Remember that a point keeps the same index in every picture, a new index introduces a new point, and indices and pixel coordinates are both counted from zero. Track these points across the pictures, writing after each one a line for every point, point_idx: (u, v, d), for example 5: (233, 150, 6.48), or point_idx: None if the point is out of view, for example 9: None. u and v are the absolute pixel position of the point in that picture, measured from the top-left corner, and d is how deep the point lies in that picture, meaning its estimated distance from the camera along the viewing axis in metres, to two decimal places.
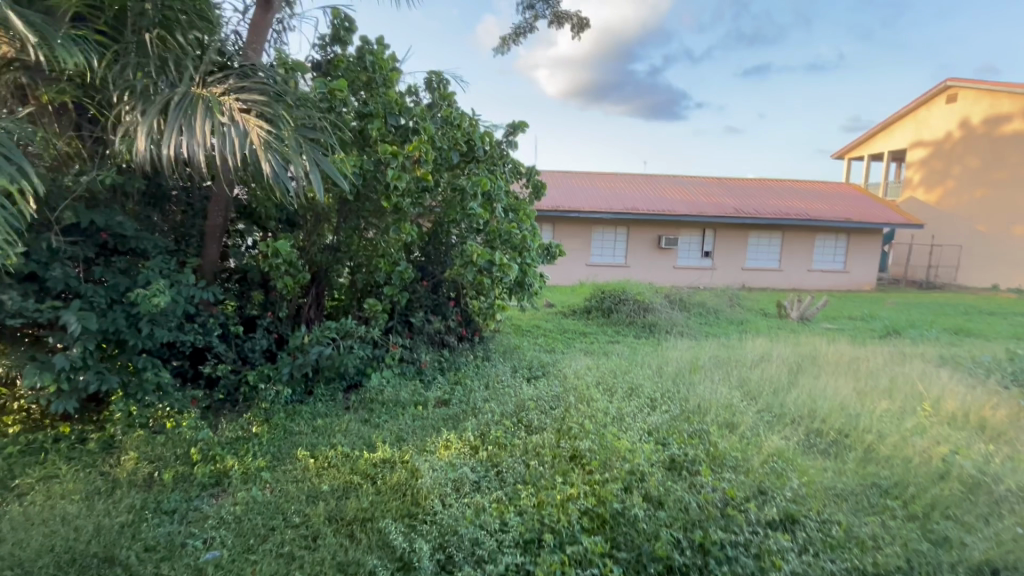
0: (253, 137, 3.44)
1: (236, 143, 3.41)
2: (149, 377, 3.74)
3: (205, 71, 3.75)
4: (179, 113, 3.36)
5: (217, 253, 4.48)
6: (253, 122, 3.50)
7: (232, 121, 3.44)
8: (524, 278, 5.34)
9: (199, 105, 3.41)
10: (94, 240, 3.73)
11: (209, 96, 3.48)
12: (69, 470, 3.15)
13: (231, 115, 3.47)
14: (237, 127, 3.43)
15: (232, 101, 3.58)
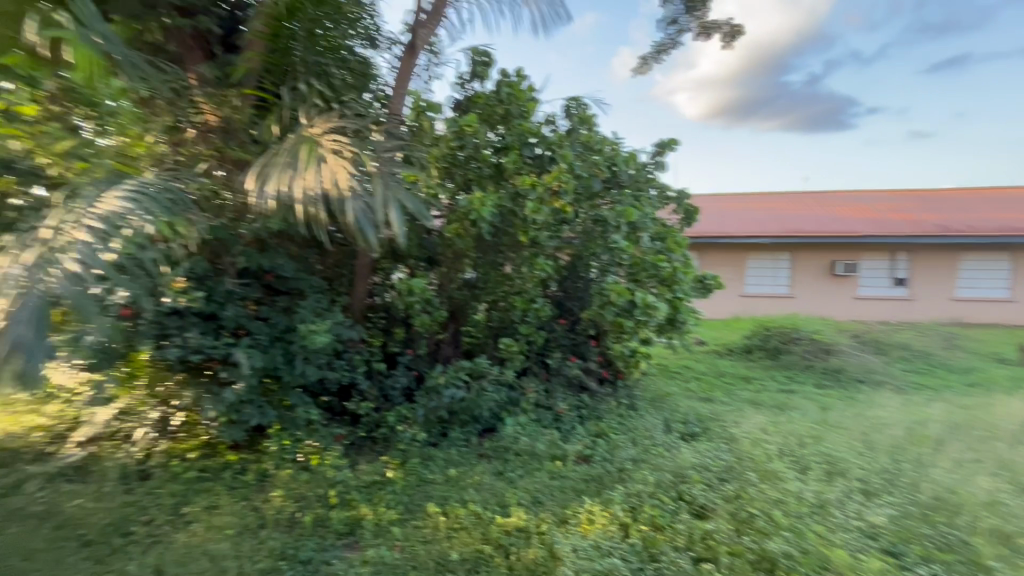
0: (339, 170, 3.35)
1: (324, 176, 3.32)
2: (299, 413, 4.01)
3: (329, 111, 3.91)
4: (285, 157, 3.45)
5: (364, 291, 4.65)
6: (341, 162, 3.38)
7: (323, 158, 3.38)
8: (676, 314, 4.64)
9: (302, 148, 3.45)
10: (261, 282, 4.09)
11: (311, 138, 3.51)
12: (226, 502, 3.45)
13: (324, 149, 3.43)
14: (326, 162, 3.37)
15: (329, 139, 3.53)
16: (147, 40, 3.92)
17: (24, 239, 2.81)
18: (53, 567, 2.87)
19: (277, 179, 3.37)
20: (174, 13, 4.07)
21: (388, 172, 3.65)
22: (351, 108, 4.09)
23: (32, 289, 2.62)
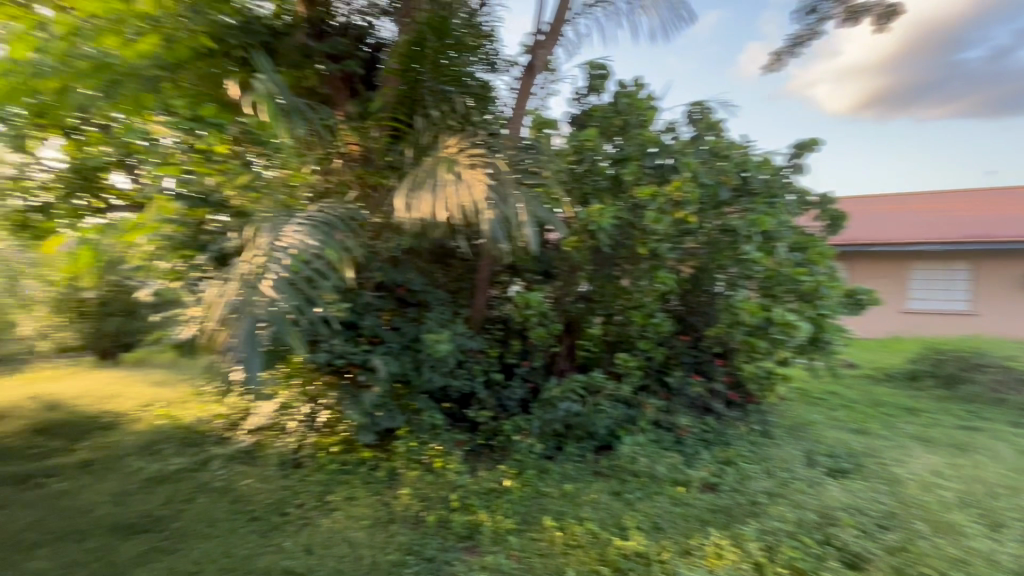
0: (476, 182, 3.54)
1: (461, 190, 3.53)
2: (425, 417, 4.29)
3: (454, 134, 4.18)
4: (425, 178, 3.72)
5: (484, 303, 4.83)
6: (477, 175, 3.58)
7: (460, 174, 3.61)
8: (820, 334, 4.20)
9: (439, 168, 3.72)
10: (393, 295, 4.48)
11: (447, 157, 3.78)
12: (362, 495, 3.80)
13: (460, 166, 3.67)
14: (463, 176, 3.58)
15: (463, 156, 3.78)
16: (306, 86, 4.65)
17: (234, 274, 3.42)
18: (229, 536, 3.49)
19: (418, 196, 3.62)
20: (326, 60, 4.72)
21: (518, 183, 3.83)
22: (471, 129, 4.26)
23: (244, 315, 3.15)
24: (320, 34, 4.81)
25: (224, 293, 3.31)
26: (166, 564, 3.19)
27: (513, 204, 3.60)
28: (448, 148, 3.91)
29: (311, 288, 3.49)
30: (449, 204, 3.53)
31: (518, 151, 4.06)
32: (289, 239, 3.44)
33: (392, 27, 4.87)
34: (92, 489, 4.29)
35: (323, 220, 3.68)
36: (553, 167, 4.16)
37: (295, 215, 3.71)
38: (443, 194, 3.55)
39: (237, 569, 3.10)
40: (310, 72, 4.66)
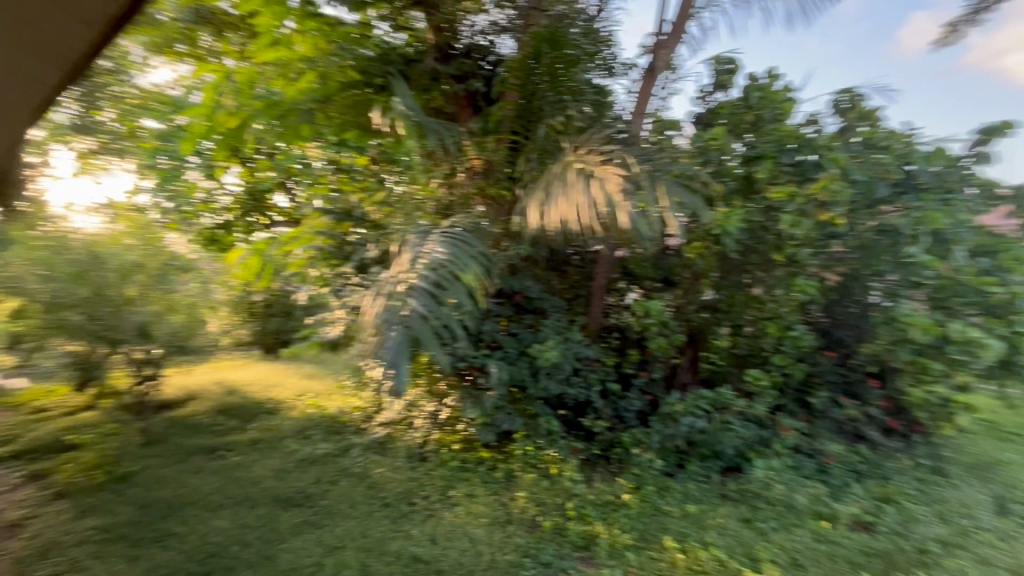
0: (612, 184, 3.56)
1: (599, 195, 3.57)
2: (542, 421, 4.37)
3: (575, 138, 4.14)
4: (557, 187, 3.73)
5: (600, 310, 4.78)
6: (613, 175, 3.61)
7: (595, 177, 3.63)
8: (1014, 353, 3.61)
9: (571, 174, 3.72)
10: (512, 301, 4.61)
11: (577, 162, 3.76)
12: (481, 493, 3.98)
13: (592, 169, 3.68)
14: (598, 180, 3.61)
15: (592, 157, 3.79)
16: (434, 106, 5.02)
17: (383, 288, 3.71)
18: (366, 518, 3.86)
19: (555, 208, 3.67)
20: (452, 81, 5.02)
21: (654, 173, 3.79)
22: (594, 131, 4.17)
23: (396, 329, 3.42)
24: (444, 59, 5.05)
25: (375, 306, 3.59)
26: (314, 537, 3.61)
27: (655, 201, 3.65)
28: (576, 151, 3.92)
29: (445, 290, 3.65)
30: (589, 213, 3.59)
31: (646, 151, 3.97)
32: (433, 255, 3.75)
33: (511, 44, 4.93)
34: (259, 464, 5.01)
35: (463, 238, 3.96)
36: (677, 170, 3.92)
37: (433, 232, 4.01)
38: (581, 202, 3.59)
39: (372, 550, 3.41)
40: (437, 92, 5.00)
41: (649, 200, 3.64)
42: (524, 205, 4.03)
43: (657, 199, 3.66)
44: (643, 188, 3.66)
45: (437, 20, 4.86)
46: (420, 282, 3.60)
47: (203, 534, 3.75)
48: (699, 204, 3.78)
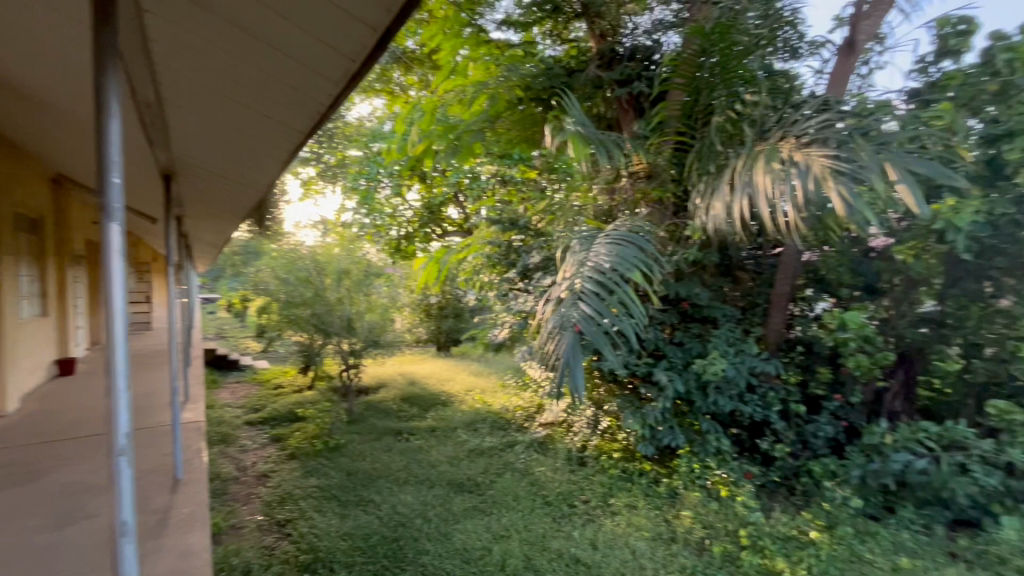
0: (814, 167, 3.09)
1: (794, 182, 3.15)
2: (711, 439, 4.08)
3: (755, 126, 3.74)
4: (742, 179, 3.39)
5: (782, 321, 4.17)
6: (815, 157, 3.14)
7: (792, 161, 3.21)
8: None
9: (759, 161, 3.34)
10: (678, 309, 4.40)
11: (767, 147, 3.39)
12: (644, 505, 3.94)
13: (787, 154, 3.28)
14: (795, 165, 3.19)
15: (787, 144, 3.37)
16: (595, 113, 5.14)
17: (553, 296, 3.87)
18: (529, 513, 4.05)
19: (739, 200, 3.36)
20: (615, 86, 5.00)
21: (877, 149, 3.13)
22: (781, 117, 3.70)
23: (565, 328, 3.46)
24: (607, 66, 5.07)
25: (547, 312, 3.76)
26: (483, 523, 3.91)
27: (879, 178, 2.98)
28: (773, 141, 3.46)
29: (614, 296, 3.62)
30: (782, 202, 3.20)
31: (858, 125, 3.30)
32: (600, 260, 3.75)
33: (676, 40, 4.89)
34: (436, 450, 5.60)
35: (631, 241, 3.87)
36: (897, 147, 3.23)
37: (599, 237, 4.02)
38: (773, 190, 3.20)
39: (535, 543, 3.57)
40: (599, 98, 5.06)
41: (869, 178, 3.00)
42: (702, 200, 3.85)
43: (883, 174, 3.00)
44: (859, 166, 3.06)
45: (602, 28, 4.96)
46: (588, 287, 3.64)
47: (394, 504, 4.33)
48: (948, 174, 2.93)
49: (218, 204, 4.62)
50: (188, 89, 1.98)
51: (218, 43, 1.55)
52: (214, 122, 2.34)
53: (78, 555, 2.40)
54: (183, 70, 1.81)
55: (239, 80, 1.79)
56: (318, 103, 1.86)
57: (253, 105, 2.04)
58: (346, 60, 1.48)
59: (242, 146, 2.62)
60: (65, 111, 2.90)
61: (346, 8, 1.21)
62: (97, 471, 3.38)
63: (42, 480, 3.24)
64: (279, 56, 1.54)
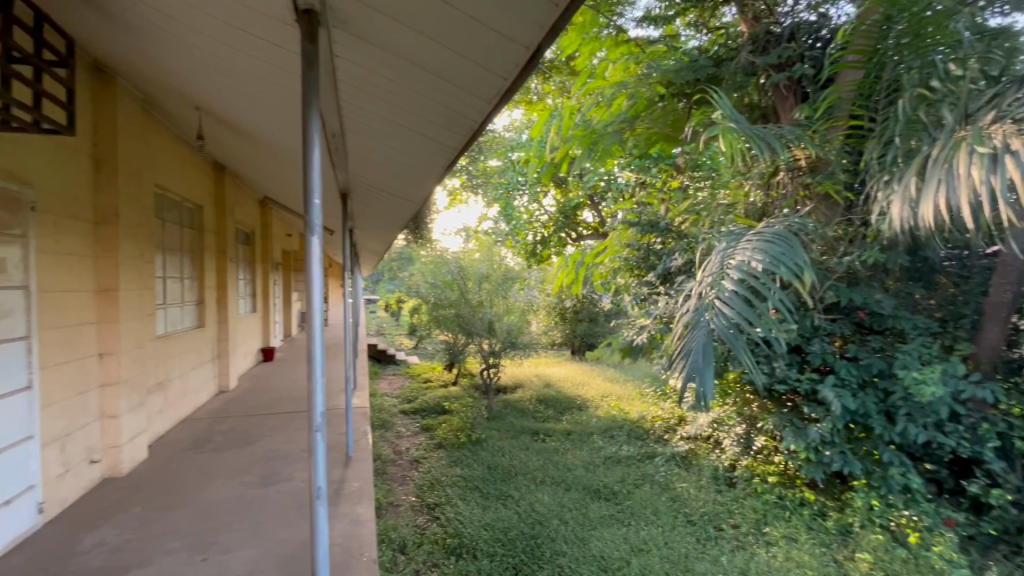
0: None
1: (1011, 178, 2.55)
2: (895, 474, 3.48)
3: (954, 100, 3.05)
4: (936, 172, 2.80)
5: (1001, 337, 3.41)
6: None
7: (1010, 150, 2.58)
8: None
9: (960, 149, 2.73)
10: (852, 319, 3.82)
11: (970, 132, 2.76)
12: (807, 540, 3.54)
13: (1000, 139, 2.64)
14: (1012, 155, 2.56)
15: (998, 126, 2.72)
16: (747, 102, 4.81)
17: (690, 296, 3.61)
18: (670, 530, 3.85)
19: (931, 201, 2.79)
20: (771, 72, 4.52)
21: None
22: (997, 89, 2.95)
23: (700, 327, 3.22)
24: (761, 50, 4.58)
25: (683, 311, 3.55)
26: (620, 532, 3.83)
27: None
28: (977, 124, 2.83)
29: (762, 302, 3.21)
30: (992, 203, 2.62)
31: None
32: (747, 260, 3.34)
33: (849, 9, 4.31)
34: (572, 453, 5.62)
35: (786, 239, 3.38)
36: None
37: (746, 235, 3.61)
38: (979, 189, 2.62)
39: (677, 563, 3.40)
40: (752, 86, 4.68)
41: None
42: (884, 197, 3.29)
43: None
44: None
45: (755, 10, 4.57)
46: (731, 290, 3.27)
47: (531, 502, 4.45)
48: None
49: (383, 216, 5.25)
50: (364, 118, 2.28)
51: (388, 75, 1.76)
52: (382, 145, 2.66)
53: (278, 510, 2.91)
54: (362, 103, 2.10)
55: (405, 106, 2.01)
56: (470, 120, 2.00)
57: (414, 128, 2.27)
58: (497, 78, 1.57)
59: (405, 164, 2.95)
60: (274, 145, 3.54)
61: (501, 30, 1.29)
62: (291, 442, 4.06)
63: (253, 445, 3.99)
64: (439, 82, 1.69)
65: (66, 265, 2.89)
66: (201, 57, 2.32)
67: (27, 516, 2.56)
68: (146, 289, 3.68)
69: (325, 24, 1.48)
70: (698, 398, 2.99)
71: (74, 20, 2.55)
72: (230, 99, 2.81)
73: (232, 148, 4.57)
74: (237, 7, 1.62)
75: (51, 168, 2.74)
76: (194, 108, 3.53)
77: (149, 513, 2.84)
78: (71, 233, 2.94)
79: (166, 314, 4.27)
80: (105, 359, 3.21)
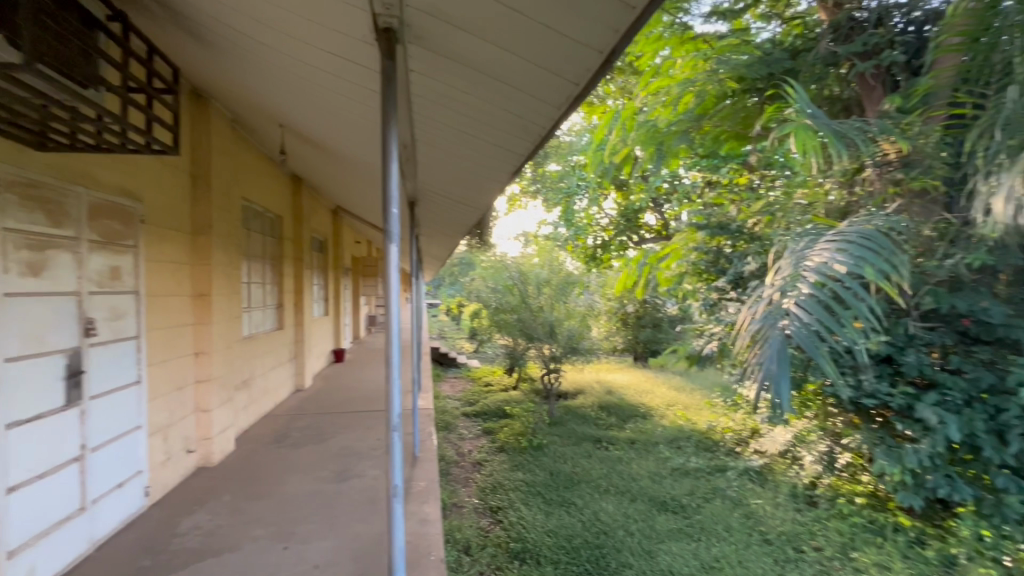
0: None
1: None
2: (1010, 501, 3.15)
3: None
4: None
5: None
6: None
7: None
8: None
9: None
10: (954, 327, 3.48)
11: None
12: (902, 569, 3.24)
13: None
14: None
15: None
16: (827, 94, 4.46)
17: (761, 300, 3.27)
18: (745, 549, 3.65)
19: None
20: (856, 60, 4.20)
21: None
22: None
23: (775, 331, 2.84)
24: (844, 39, 4.29)
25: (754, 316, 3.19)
26: (690, 547, 3.68)
27: None
28: None
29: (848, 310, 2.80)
30: None
31: None
32: (825, 260, 3.06)
33: None
34: (637, 463, 5.48)
35: (870, 240, 3.12)
36: None
37: (822, 236, 3.34)
38: None
39: None
40: (833, 77, 4.36)
41: None
42: (989, 193, 2.96)
43: None
44: None
45: None
46: (807, 291, 2.98)
47: (596, 511, 4.37)
48: None
49: (448, 222, 5.38)
50: (435, 128, 2.35)
51: (462, 87, 1.81)
52: (450, 153, 2.73)
53: (350, 505, 3.05)
54: (434, 114, 2.17)
55: (476, 116, 2.05)
56: (539, 126, 2.01)
57: (481, 137, 2.32)
58: (569, 84, 1.57)
59: (472, 171, 3.00)
60: (348, 158, 3.74)
61: (576, 37, 1.29)
62: (361, 440, 4.24)
63: (327, 442, 4.21)
64: (511, 90, 1.72)
65: (169, 272, 3.19)
66: (285, 77, 2.49)
67: (135, 498, 2.84)
68: (234, 294, 3.99)
69: (402, 40, 1.55)
70: (773, 409, 2.59)
71: (179, 51, 2.82)
72: (311, 116, 3.00)
73: (310, 162, 4.86)
74: (322, 30, 1.73)
75: (157, 185, 3.05)
76: (277, 126, 3.80)
77: (237, 502, 3.07)
78: (173, 243, 3.25)
79: (250, 317, 4.61)
80: (199, 358, 3.50)
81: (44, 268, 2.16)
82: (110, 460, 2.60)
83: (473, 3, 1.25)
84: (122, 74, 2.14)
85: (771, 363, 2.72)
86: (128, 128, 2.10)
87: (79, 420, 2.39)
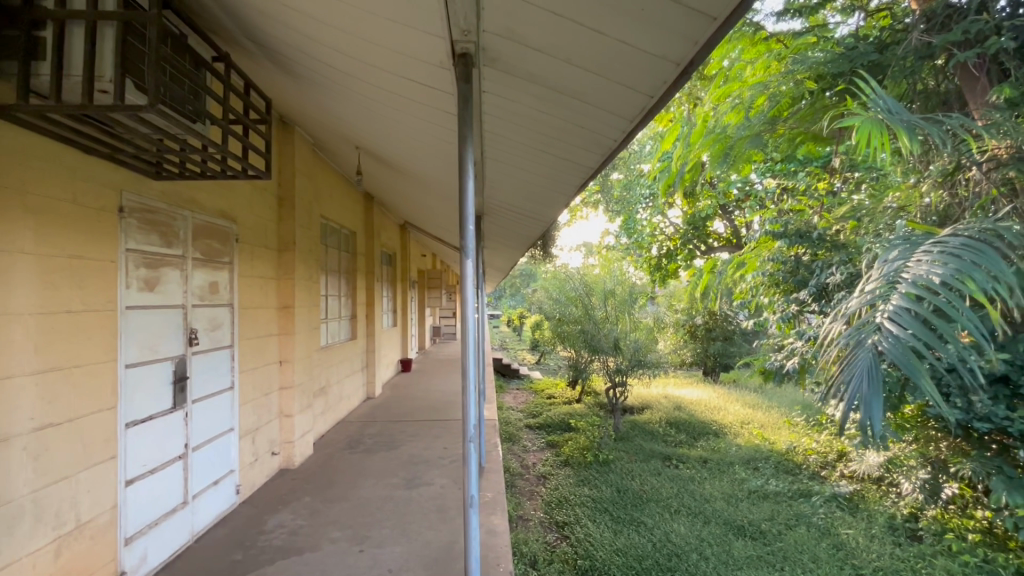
0: None
1: None
2: None
3: None
4: None
5: None
6: None
7: None
8: None
9: None
10: None
11: None
12: None
13: None
14: None
15: None
16: (921, 88, 4.11)
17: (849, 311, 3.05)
18: None
19: None
20: (955, 51, 3.80)
21: None
22: None
23: (862, 345, 2.63)
24: (939, 28, 3.85)
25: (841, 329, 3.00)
26: None
27: None
28: None
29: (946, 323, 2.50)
30: None
31: None
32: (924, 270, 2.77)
33: None
34: (710, 484, 5.21)
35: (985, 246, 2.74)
36: None
37: (925, 243, 3.03)
38: None
39: None
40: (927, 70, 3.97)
41: None
42: None
43: None
44: None
45: None
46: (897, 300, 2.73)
47: (667, 532, 4.20)
48: None
49: (513, 235, 5.43)
50: (504, 144, 2.40)
51: (532, 103, 1.85)
52: (518, 168, 2.77)
53: (421, 512, 3.13)
54: (503, 131, 2.22)
55: (545, 130, 2.08)
56: (609, 139, 2.00)
57: (549, 151, 2.34)
58: (642, 96, 1.56)
59: (538, 185, 3.03)
60: (419, 176, 3.89)
61: (651, 50, 1.28)
62: (429, 448, 4.36)
63: (398, 449, 4.36)
64: (581, 104, 1.73)
65: (258, 286, 3.46)
66: (362, 102, 2.64)
67: (228, 495, 3.08)
68: (314, 306, 4.26)
69: (477, 63, 1.61)
70: (863, 430, 2.36)
71: (270, 84, 3.08)
72: (386, 137, 3.16)
73: (383, 181, 5.10)
74: (399, 57, 1.83)
75: (249, 208, 3.33)
76: (354, 147, 4.03)
77: (317, 503, 3.25)
78: (262, 259, 3.53)
79: (327, 328, 4.89)
80: (284, 366, 3.76)
81: (157, 283, 2.42)
82: (207, 459, 2.84)
83: (546, 23, 1.28)
84: (224, 107, 2.33)
85: (860, 381, 2.50)
86: (228, 156, 2.31)
87: (183, 422, 2.63)
